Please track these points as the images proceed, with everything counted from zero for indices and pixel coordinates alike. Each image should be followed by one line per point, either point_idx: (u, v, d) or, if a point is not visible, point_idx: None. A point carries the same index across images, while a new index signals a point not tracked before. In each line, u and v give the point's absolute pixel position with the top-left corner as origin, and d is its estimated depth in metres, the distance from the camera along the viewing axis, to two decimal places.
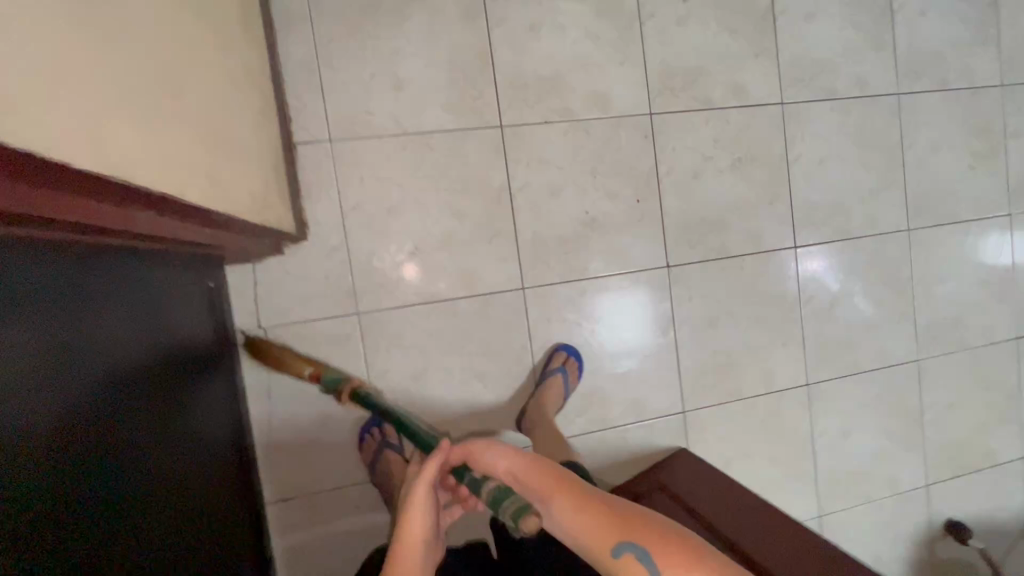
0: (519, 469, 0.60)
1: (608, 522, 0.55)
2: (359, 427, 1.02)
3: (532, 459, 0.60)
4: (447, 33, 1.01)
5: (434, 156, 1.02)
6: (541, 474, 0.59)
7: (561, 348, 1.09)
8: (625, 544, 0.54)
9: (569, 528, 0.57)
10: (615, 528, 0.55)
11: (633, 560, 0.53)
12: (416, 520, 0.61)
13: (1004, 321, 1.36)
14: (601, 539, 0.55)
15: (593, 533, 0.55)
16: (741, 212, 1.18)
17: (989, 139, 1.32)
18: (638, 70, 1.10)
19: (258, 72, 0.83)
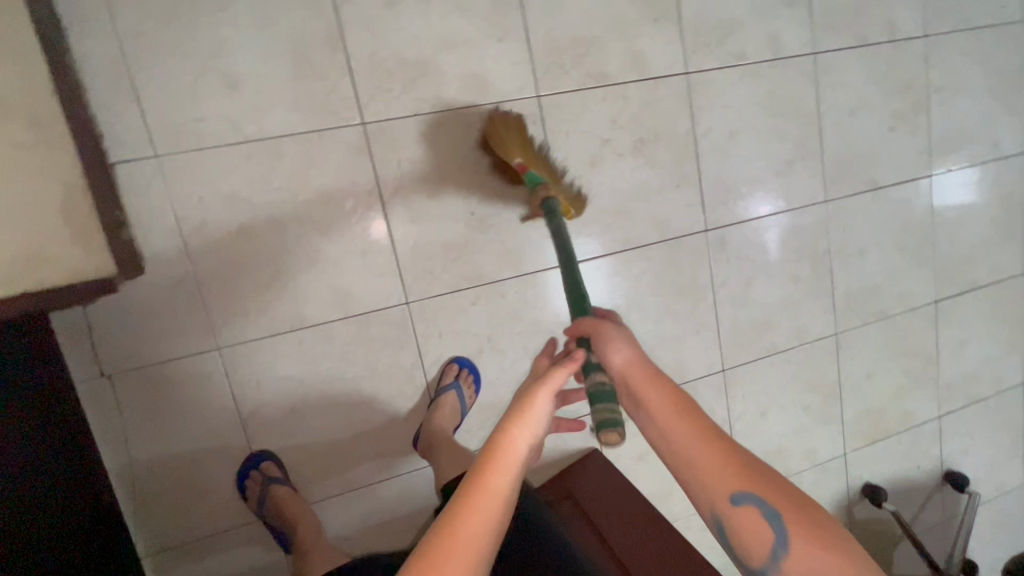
0: (630, 370, 0.56)
1: (727, 462, 0.51)
2: (238, 467, 0.94)
3: (651, 370, 0.56)
4: (285, 16, 0.87)
5: (287, 165, 0.90)
6: (661, 391, 0.54)
7: (455, 361, 1.01)
8: (743, 493, 0.49)
9: (678, 456, 0.52)
10: (735, 476, 0.50)
11: (756, 513, 0.49)
12: (533, 413, 0.53)
13: (923, 286, 1.34)
14: (721, 482, 0.50)
15: (709, 468, 0.51)
16: (646, 197, 1.10)
17: (912, 96, 1.24)
18: (519, 46, 0.98)
19: (24, 93, 0.69)
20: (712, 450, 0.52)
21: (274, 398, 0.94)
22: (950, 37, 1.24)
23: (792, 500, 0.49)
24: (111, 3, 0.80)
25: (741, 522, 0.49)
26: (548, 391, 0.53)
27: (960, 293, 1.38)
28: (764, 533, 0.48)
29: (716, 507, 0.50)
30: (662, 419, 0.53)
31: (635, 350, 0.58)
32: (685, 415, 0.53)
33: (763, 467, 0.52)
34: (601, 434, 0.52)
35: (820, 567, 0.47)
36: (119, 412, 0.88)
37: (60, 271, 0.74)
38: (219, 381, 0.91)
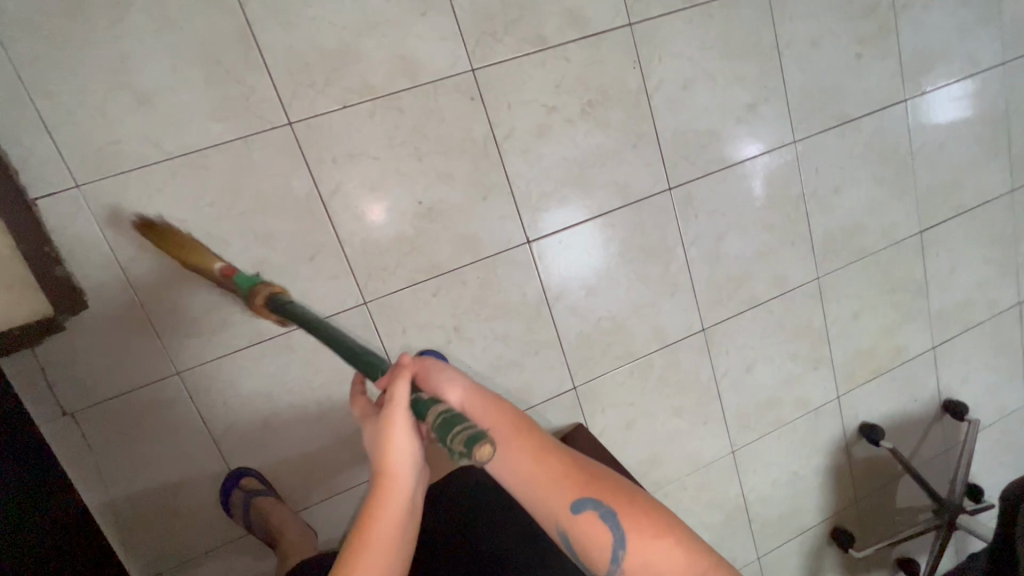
0: (472, 407, 0.58)
1: (567, 475, 0.58)
2: (219, 483, 0.94)
3: (490, 401, 0.59)
4: (188, 20, 0.81)
5: (216, 178, 0.86)
6: (503, 421, 0.58)
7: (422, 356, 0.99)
8: (583, 502, 0.57)
9: (524, 478, 0.58)
10: (575, 488, 0.57)
11: (594, 518, 0.57)
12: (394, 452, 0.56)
13: (906, 216, 1.29)
14: (561, 497, 0.57)
15: (554, 483, 0.57)
16: (603, 162, 1.05)
17: (876, 19, 1.17)
18: (445, 18, 0.92)
19: None
20: (555, 467, 0.58)
21: (243, 415, 0.93)
22: None
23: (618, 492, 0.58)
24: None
25: (583, 527, 0.57)
26: (402, 429, 0.55)
27: (946, 219, 1.33)
28: (604, 532, 0.56)
29: (561, 521, 0.58)
30: (508, 451, 0.58)
31: (471, 385, 0.60)
32: (520, 433, 0.58)
33: (595, 468, 0.60)
34: (475, 450, 0.46)
35: (649, 547, 0.57)
36: (90, 448, 0.88)
37: None
38: (185, 405, 0.90)
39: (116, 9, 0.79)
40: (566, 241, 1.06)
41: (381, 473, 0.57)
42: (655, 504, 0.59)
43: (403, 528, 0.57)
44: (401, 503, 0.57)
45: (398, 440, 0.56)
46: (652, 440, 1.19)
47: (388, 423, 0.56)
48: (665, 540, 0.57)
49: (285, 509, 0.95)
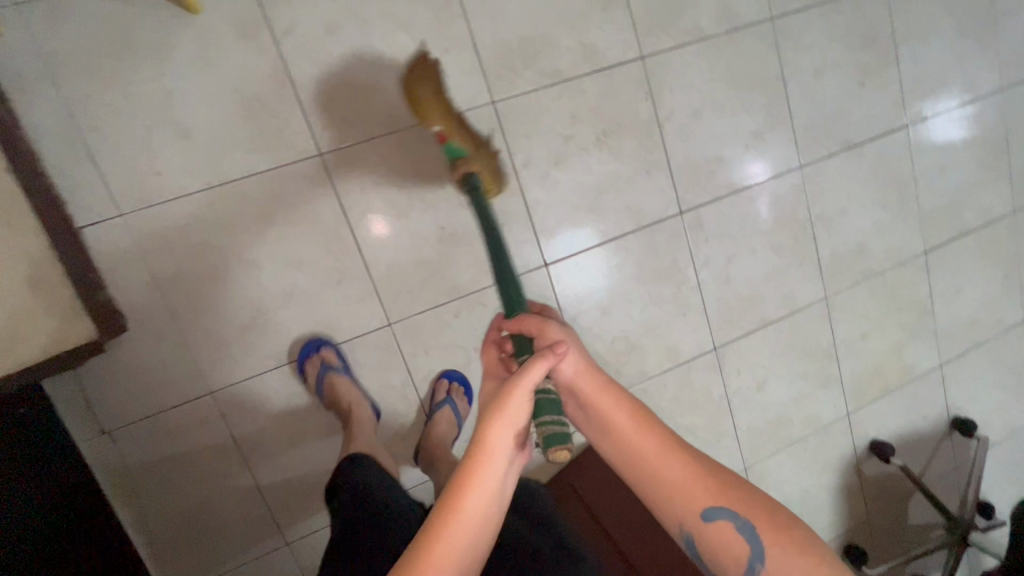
0: (590, 392, 0.65)
1: (696, 479, 0.60)
2: (299, 348, 0.94)
3: (612, 390, 0.65)
4: (228, 59, 0.86)
5: (251, 206, 0.90)
6: (626, 417, 0.64)
7: (444, 375, 1.02)
8: (715, 510, 0.58)
9: (644, 471, 0.62)
10: (703, 491, 0.59)
11: (725, 526, 0.58)
12: (508, 419, 0.59)
13: (910, 238, 1.33)
14: (694, 501, 0.59)
15: (683, 484, 0.60)
16: (616, 188, 1.09)
17: (877, 49, 1.22)
18: (468, 54, 0.97)
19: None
20: (680, 465, 0.61)
21: (272, 434, 0.96)
22: None
23: (758, 508, 0.58)
24: (52, 68, 0.80)
25: (712, 533, 0.58)
26: (521, 400, 0.59)
27: (949, 239, 1.36)
28: (740, 545, 0.57)
29: (689, 525, 0.60)
30: (633, 441, 0.63)
31: (586, 365, 0.65)
32: (643, 427, 0.63)
33: (730, 479, 0.61)
34: (550, 451, 0.59)
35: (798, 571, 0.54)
36: (126, 465, 0.91)
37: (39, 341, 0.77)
38: (217, 424, 0.93)
39: (161, 50, 0.84)
40: (579, 264, 1.09)
41: (482, 444, 0.58)
42: (805, 529, 0.57)
43: (496, 506, 0.58)
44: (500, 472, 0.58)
45: (513, 413, 0.59)
46: None
47: (505, 395, 0.59)
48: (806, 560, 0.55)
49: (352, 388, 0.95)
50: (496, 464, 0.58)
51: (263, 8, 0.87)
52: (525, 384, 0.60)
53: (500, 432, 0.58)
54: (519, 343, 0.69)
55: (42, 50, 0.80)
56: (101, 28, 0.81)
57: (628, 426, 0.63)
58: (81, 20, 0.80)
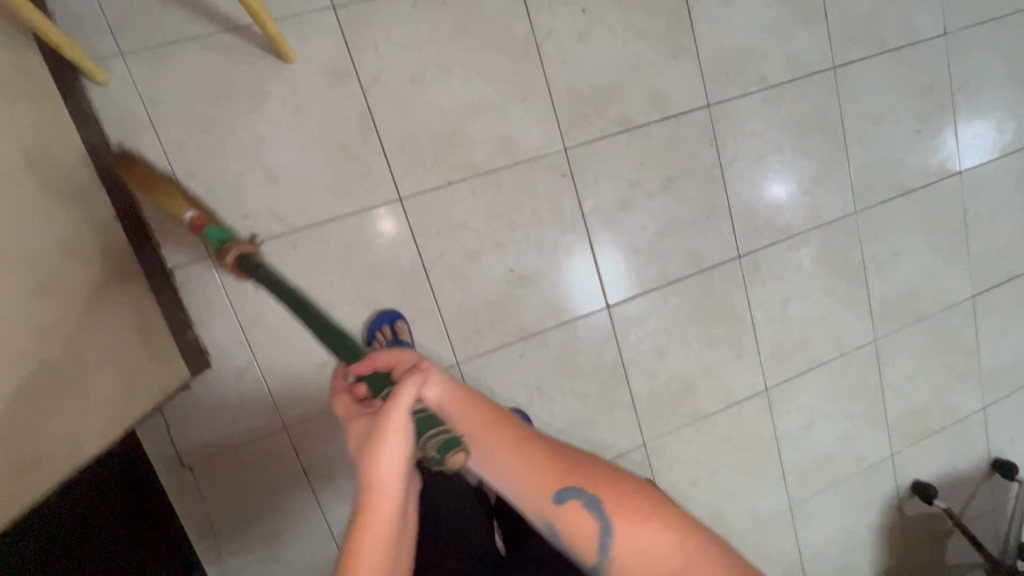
0: (451, 407, 0.59)
1: (548, 469, 0.59)
2: (369, 321, 0.95)
3: (465, 396, 0.60)
4: (317, 106, 0.89)
5: (332, 249, 0.93)
6: (479, 421, 0.59)
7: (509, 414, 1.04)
8: (568, 493, 0.58)
9: (503, 471, 0.59)
10: (557, 479, 0.59)
11: (579, 507, 0.58)
12: (386, 460, 0.51)
13: (959, 282, 1.34)
14: (548, 489, 0.59)
15: (536, 477, 0.59)
16: (678, 232, 1.11)
17: (935, 97, 1.23)
18: (544, 101, 0.99)
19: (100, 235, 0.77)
20: (536, 461, 0.60)
21: (342, 469, 0.98)
22: (969, 31, 1.23)
23: (603, 480, 0.60)
24: (153, 115, 0.83)
25: (569, 518, 0.58)
26: (399, 434, 0.51)
27: (996, 284, 1.37)
28: (592, 522, 0.58)
29: (547, 514, 0.59)
30: (488, 445, 0.59)
31: (452, 383, 0.59)
32: (497, 427, 0.60)
33: (574, 456, 0.61)
34: (447, 457, 0.49)
35: (638, 535, 0.57)
36: (202, 497, 0.93)
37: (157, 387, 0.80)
38: (289, 458, 0.96)
39: (255, 97, 0.86)
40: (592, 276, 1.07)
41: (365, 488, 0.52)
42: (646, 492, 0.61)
43: (390, 550, 0.53)
44: (389, 519, 0.52)
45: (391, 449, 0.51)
46: (714, 496, 1.23)
47: (380, 428, 0.51)
48: (644, 518, 0.58)
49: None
50: (382, 511, 0.52)
51: (353, 57, 0.89)
52: (398, 411, 0.51)
53: (382, 472, 0.51)
54: (375, 379, 0.60)
55: (145, 97, 0.82)
56: (200, 76, 0.84)
57: (483, 430, 0.59)
58: (182, 68, 0.83)
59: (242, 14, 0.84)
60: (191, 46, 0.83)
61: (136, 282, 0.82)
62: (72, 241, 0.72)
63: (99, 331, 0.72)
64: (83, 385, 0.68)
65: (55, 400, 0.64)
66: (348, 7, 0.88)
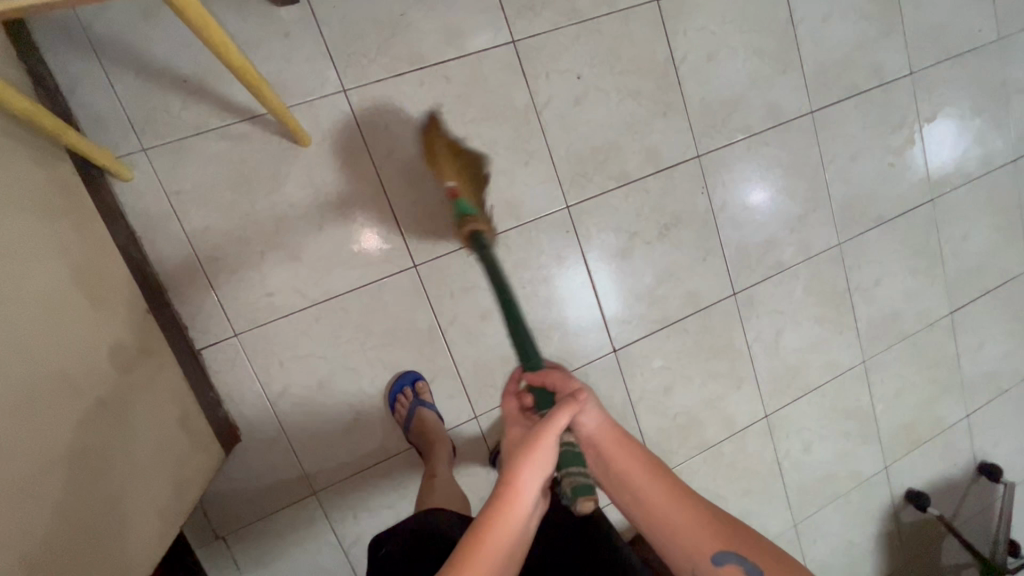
0: (606, 443, 0.68)
1: (703, 525, 0.65)
2: (389, 388, 0.98)
3: (622, 440, 0.68)
4: (334, 185, 0.93)
5: (353, 318, 0.96)
6: (640, 468, 0.68)
7: None
8: (723, 552, 0.63)
9: (664, 519, 0.66)
10: (716, 539, 0.64)
11: (735, 570, 0.62)
12: (539, 462, 0.60)
13: (938, 301, 1.42)
14: (703, 545, 0.64)
15: (689, 530, 0.65)
16: (678, 275, 1.17)
17: (905, 132, 1.32)
18: (546, 164, 1.04)
19: (152, 330, 0.81)
20: (688, 515, 0.66)
21: (371, 529, 1.01)
22: (933, 69, 1.32)
23: (760, 551, 0.64)
24: (176, 205, 0.87)
25: None
26: (550, 444, 0.61)
27: (972, 300, 1.46)
28: None
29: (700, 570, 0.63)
30: (644, 487, 0.67)
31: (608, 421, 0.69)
32: (657, 477, 0.68)
33: (727, 522, 0.66)
34: (579, 500, 0.59)
35: None
36: (237, 566, 0.96)
37: (203, 475, 0.82)
38: (320, 523, 0.98)
39: (274, 182, 0.90)
40: (570, 297, 1.10)
41: (507, 492, 0.59)
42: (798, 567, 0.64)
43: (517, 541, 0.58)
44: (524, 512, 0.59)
45: (540, 457, 0.60)
46: None
47: (537, 436, 0.61)
48: None
49: (440, 428, 1.01)
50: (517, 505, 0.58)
51: (364, 136, 0.94)
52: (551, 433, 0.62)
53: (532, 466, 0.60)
54: (540, 397, 0.71)
55: (168, 190, 0.86)
56: (221, 166, 0.88)
57: (645, 476, 0.67)
58: (204, 160, 0.87)
59: (257, 104, 0.88)
60: (210, 138, 0.87)
61: (174, 369, 0.83)
62: (116, 342, 0.72)
63: (158, 423, 0.75)
64: (148, 485, 0.70)
65: (130, 497, 0.66)
66: (359, 90, 0.93)
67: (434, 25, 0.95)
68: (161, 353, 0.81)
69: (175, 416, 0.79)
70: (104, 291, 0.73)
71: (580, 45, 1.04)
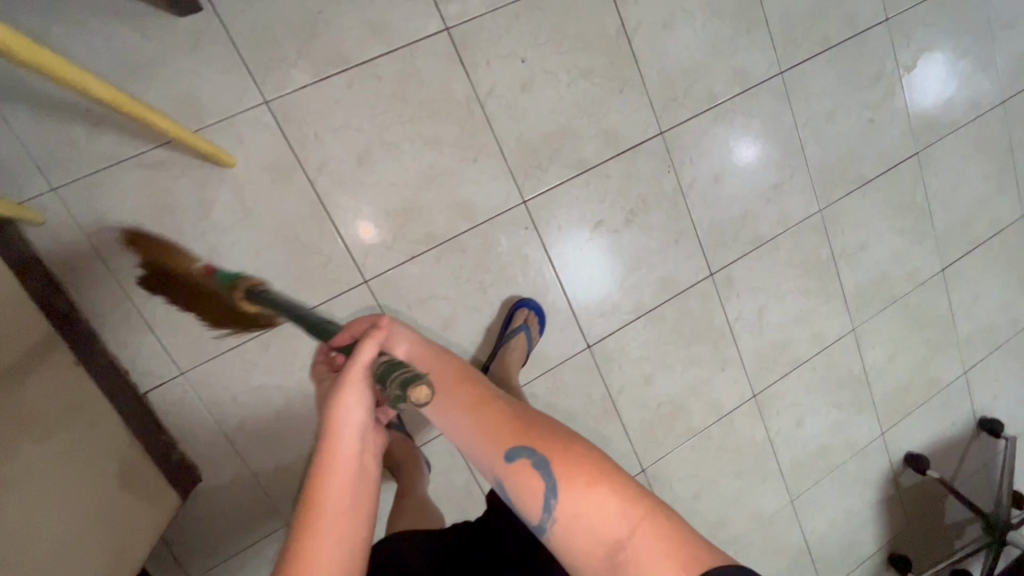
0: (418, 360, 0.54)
1: (501, 424, 0.51)
2: None
3: (435, 352, 0.55)
4: (266, 206, 0.87)
5: (304, 343, 0.91)
6: (439, 370, 0.54)
7: (521, 304, 1.00)
8: (516, 449, 0.50)
9: (460, 427, 0.52)
10: (510, 435, 0.50)
11: (525, 467, 0.49)
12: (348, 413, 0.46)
13: (928, 259, 1.36)
14: (495, 444, 0.51)
15: (483, 430, 0.51)
16: (649, 260, 1.11)
17: (884, 83, 1.24)
18: (496, 159, 0.98)
19: (79, 387, 0.75)
20: (486, 416, 0.52)
21: None
22: (909, 12, 1.23)
23: (563, 446, 0.49)
24: (97, 246, 0.81)
25: (513, 477, 0.49)
26: (356, 387, 0.47)
27: (964, 253, 1.40)
28: (536, 486, 0.48)
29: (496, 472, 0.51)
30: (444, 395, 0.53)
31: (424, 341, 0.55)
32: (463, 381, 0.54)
33: (535, 415, 0.52)
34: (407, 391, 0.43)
35: (594, 510, 0.47)
36: None
37: (145, 536, 0.78)
38: None
39: (200, 209, 0.85)
40: (537, 297, 1.04)
41: (326, 448, 0.46)
42: (612, 468, 0.49)
43: (350, 514, 0.44)
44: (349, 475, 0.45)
45: (348, 404, 0.47)
46: (718, 504, 1.26)
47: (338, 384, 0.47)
48: (609, 498, 0.47)
49: (409, 445, 1.00)
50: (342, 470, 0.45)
51: (294, 150, 0.87)
52: (355, 371, 0.48)
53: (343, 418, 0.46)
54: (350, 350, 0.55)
55: (86, 230, 0.81)
56: (140, 199, 0.82)
57: (445, 381, 0.54)
58: (122, 194, 0.81)
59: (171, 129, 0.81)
60: (125, 169, 0.81)
61: (111, 423, 0.78)
62: (33, 413, 0.65)
63: (85, 496, 0.70)
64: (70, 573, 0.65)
65: None
66: (281, 101, 0.86)
67: (356, 21, 0.88)
68: (90, 412, 0.75)
69: (108, 481, 0.74)
70: (21, 353, 0.67)
71: (521, 25, 0.96)
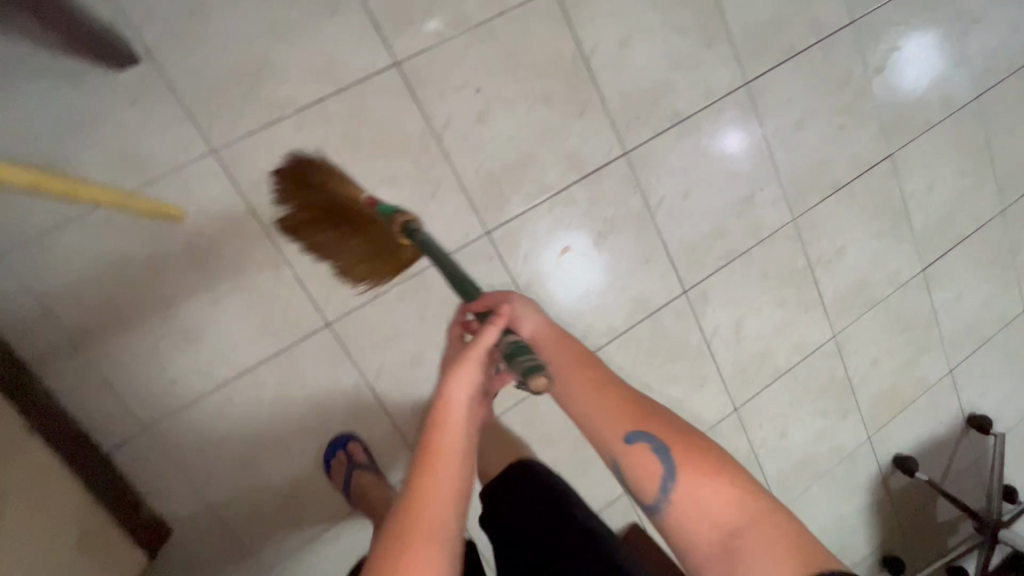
0: (543, 340, 0.66)
1: (624, 408, 0.60)
2: (324, 452, 0.93)
3: (557, 335, 0.66)
4: (220, 256, 0.86)
5: (269, 391, 0.90)
6: (562, 353, 0.64)
7: None
8: (636, 432, 0.58)
9: (584, 406, 0.61)
10: (631, 420, 0.59)
11: (646, 450, 0.57)
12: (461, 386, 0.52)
13: (907, 261, 1.34)
14: (616, 428, 0.59)
15: (605, 412, 0.60)
16: (621, 282, 1.09)
17: (853, 87, 1.21)
18: (456, 191, 0.96)
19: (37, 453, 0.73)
20: (609, 400, 0.60)
21: None
22: (876, 13, 1.21)
23: (683, 439, 0.57)
24: (50, 308, 0.81)
25: (635, 457, 0.57)
26: (474, 363, 0.53)
27: (944, 252, 1.38)
28: (653, 467, 0.56)
29: (615, 452, 0.59)
30: (568, 374, 0.63)
31: (545, 322, 0.67)
32: (582, 364, 0.63)
33: (653, 406, 0.61)
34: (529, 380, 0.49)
35: (710, 495, 0.54)
36: None
37: None
38: None
39: (152, 264, 0.84)
40: None
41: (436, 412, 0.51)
42: (730, 461, 0.57)
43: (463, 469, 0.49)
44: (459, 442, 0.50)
45: (459, 380, 0.52)
46: None
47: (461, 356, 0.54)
48: (728, 489, 0.54)
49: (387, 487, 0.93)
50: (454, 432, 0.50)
51: (245, 197, 0.85)
52: (481, 347, 0.54)
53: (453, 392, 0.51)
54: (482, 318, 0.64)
55: (36, 293, 0.80)
56: (90, 258, 0.81)
57: (566, 365, 0.64)
58: (71, 254, 0.80)
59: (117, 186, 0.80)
60: (71, 229, 0.80)
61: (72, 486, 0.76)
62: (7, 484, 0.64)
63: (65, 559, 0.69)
64: None
65: None
66: (229, 148, 0.84)
67: (302, 62, 0.86)
68: (53, 477, 0.73)
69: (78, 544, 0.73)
70: None
71: (474, 55, 0.94)
